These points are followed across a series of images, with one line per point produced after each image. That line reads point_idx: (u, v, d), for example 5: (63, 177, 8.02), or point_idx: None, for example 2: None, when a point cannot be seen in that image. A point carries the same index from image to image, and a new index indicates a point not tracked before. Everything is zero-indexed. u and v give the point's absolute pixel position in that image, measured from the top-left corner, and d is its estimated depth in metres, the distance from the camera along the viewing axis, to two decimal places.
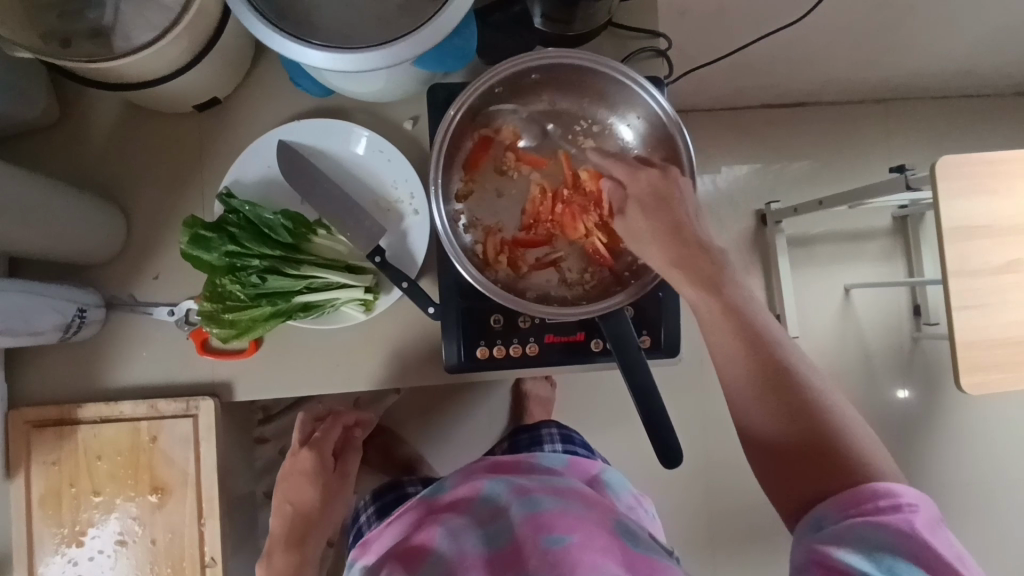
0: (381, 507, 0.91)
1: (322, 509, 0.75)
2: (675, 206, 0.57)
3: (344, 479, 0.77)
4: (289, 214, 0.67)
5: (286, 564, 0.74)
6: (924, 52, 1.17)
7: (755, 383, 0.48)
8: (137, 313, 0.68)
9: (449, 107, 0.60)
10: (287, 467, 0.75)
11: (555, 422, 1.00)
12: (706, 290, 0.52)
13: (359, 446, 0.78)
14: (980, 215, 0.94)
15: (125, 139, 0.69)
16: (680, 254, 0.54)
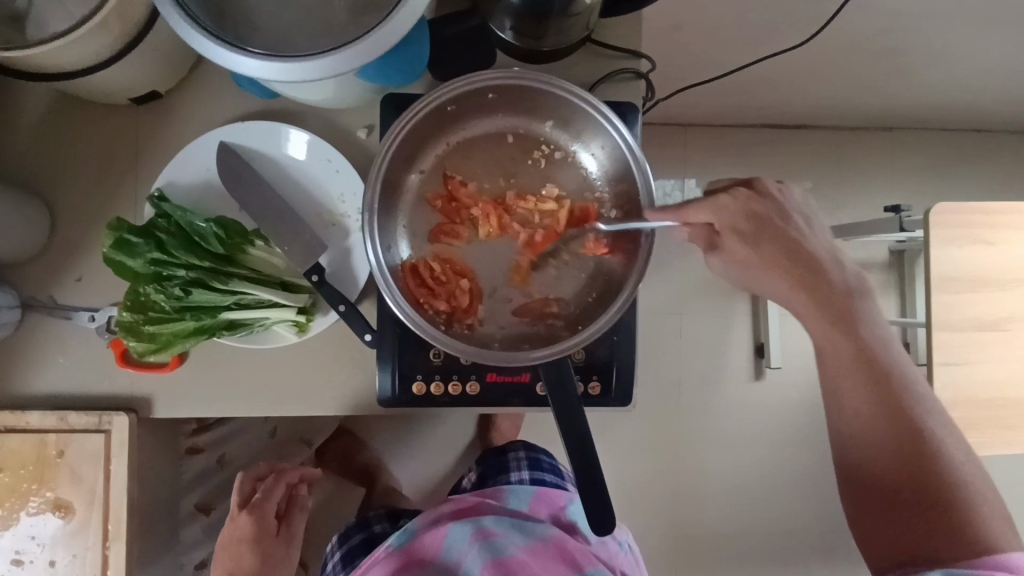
0: (348, 552, 0.85)
1: (264, 571, 0.79)
2: (775, 228, 0.60)
3: (289, 540, 0.81)
4: (222, 222, 0.63)
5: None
6: (934, 85, 1.11)
7: (874, 412, 0.55)
8: (54, 317, 0.63)
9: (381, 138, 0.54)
10: (225, 534, 0.78)
11: (525, 445, 0.93)
12: (803, 292, 0.59)
13: (304, 505, 0.83)
14: (973, 267, 0.89)
15: (55, 128, 0.64)
16: (780, 261, 0.59)
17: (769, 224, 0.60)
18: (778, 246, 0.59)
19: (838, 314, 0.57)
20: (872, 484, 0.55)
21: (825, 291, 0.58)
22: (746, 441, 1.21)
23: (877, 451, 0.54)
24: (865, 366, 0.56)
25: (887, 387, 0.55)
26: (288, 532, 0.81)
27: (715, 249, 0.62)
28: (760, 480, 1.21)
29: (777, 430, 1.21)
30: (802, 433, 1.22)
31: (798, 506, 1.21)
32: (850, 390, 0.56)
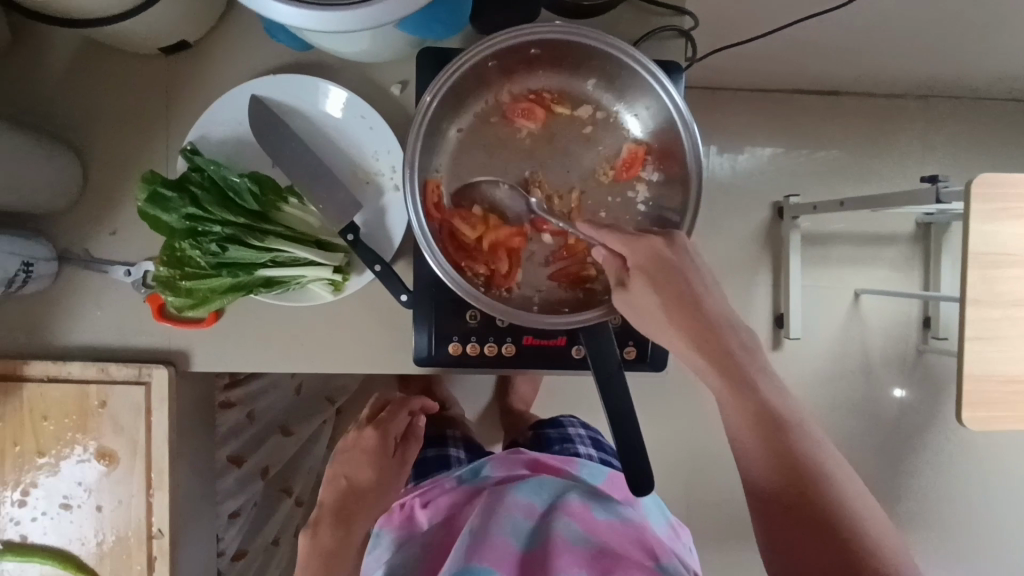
0: (420, 462, 0.91)
1: (376, 490, 0.78)
2: (681, 279, 0.52)
3: (401, 466, 0.80)
4: (256, 178, 0.62)
5: (332, 537, 0.75)
6: (982, 50, 1.06)
7: (765, 446, 0.49)
8: (91, 270, 0.64)
9: (424, 93, 0.53)
10: (349, 440, 0.80)
11: (582, 421, 0.99)
12: (714, 371, 0.50)
13: (419, 436, 0.82)
14: (1014, 242, 0.86)
15: (82, 77, 0.62)
16: (674, 314, 0.51)
17: (664, 273, 0.52)
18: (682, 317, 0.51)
19: (725, 358, 0.50)
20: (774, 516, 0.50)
21: (727, 360, 0.50)
22: None
23: (768, 491, 0.50)
24: (756, 407, 0.50)
25: (774, 425, 0.50)
26: (402, 456, 0.80)
27: (620, 288, 0.53)
28: None
29: None
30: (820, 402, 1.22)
31: None
32: (741, 438, 0.50)
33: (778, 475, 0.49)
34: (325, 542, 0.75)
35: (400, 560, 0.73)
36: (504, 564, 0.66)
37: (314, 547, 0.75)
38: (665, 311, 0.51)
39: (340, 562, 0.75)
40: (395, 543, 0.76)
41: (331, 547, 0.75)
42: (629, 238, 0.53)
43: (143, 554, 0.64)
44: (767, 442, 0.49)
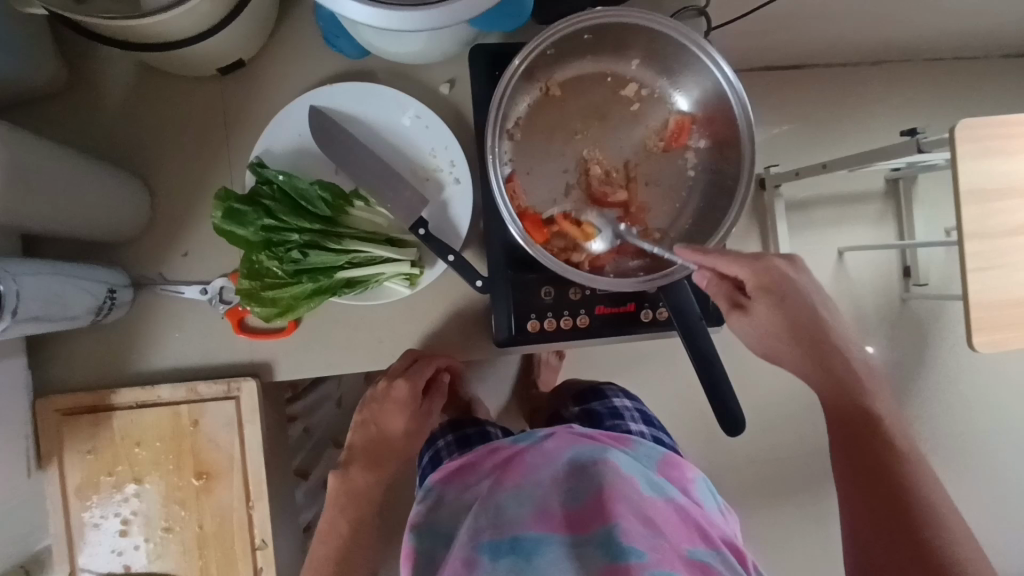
0: (461, 436, 0.89)
1: (404, 440, 0.74)
2: (795, 300, 0.59)
3: (427, 416, 0.76)
4: (325, 184, 0.64)
5: (363, 480, 0.73)
6: (934, 13, 1.17)
7: (857, 448, 0.56)
8: (167, 294, 0.64)
9: (515, 56, 0.57)
10: (381, 389, 0.70)
11: (628, 393, 0.95)
12: (798, 351, 0.59)
13: (442, 391, 0.77)
14: (996, 177, 0.95)
15: (142, 106, 0.64)
16: (791, 319, 0.58)
17: (784, 291, 0.59)
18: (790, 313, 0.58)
19: (819, 350, 0.58)
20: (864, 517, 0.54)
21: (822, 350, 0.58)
22: None
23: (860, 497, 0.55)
24: (853, 417, 0.57)
25: (866, 423, 0.56)
26: (428, 407, 0.76)
27: (739, 310, 0.60)
28: None
29: None
30: None
31: None
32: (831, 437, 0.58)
33: (861, 461, 0.55)
34: (356, 484, 0.72)
35: (443, 516, 0.65)
36: (554, 523, 0.60)
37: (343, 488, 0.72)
38: (770, 302, 0.59)
39: (368, 508, 0.73)
40: (440, 493, 0.69)
41: (362, 492, 0.72)
42: (754, 265, 0.59)
43: (249, 566, 0.65)
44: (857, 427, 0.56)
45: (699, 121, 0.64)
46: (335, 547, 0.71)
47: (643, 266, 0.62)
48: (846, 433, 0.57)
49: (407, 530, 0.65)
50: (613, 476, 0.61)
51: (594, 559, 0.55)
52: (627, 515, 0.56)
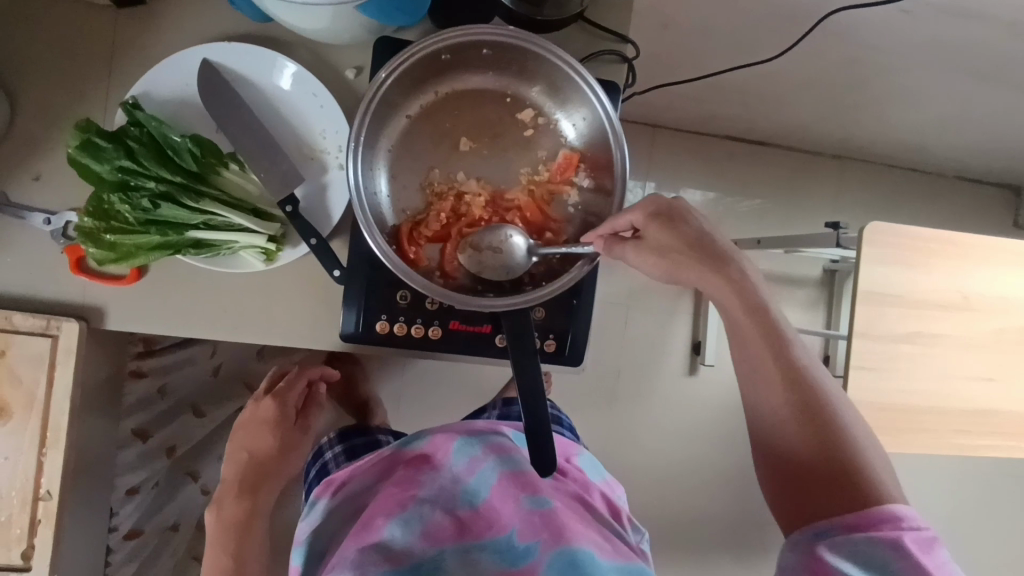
0: (351, 448, 0.81)
1: (279, 458, 0.81)
2: (688, 220, 0.59)
3: (303, 433, 0.84)
4: (198, 139, 0.62)
5: (237, 509, 0.78)
6: (885, 119, 1.20)
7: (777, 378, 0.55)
8: (3, 214, 0.61)
9: (381, 68, 0.57)
10: (246, 415, 0.81)
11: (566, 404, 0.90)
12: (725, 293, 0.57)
13: (321, 402, 0.85)
14: (897, 285, 0.97)
15: (23, 20, 0.62)
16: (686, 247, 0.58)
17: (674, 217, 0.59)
18: (705, 258, 0.58)
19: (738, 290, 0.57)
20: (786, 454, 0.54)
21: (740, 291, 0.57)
22: (676, 435, 1.26)
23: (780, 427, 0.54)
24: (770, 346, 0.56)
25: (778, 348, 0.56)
26: (304, 424, 0.84)
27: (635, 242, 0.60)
28: (686, 471, 1.26)
29: (705, 423, 1.27)
30: (725, 429, 1.27)
31: (712, 501, 1.27)
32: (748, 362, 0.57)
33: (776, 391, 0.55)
34: (232, 514, 0.78)
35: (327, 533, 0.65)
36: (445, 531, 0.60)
37: (220, 521, 0.78)
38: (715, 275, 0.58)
39: (247, 530, 0.79)
40: (328, 509, 0.67)
41: (236, 519, 0.78)
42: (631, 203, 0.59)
43: (26, 516, 0.61)
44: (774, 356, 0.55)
45: (583, 160, 0.65)
46: (219, 567, 0.77)
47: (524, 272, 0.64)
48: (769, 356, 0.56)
49: (293, 548, 0.65)
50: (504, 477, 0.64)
51: (488, 564, 0.57)
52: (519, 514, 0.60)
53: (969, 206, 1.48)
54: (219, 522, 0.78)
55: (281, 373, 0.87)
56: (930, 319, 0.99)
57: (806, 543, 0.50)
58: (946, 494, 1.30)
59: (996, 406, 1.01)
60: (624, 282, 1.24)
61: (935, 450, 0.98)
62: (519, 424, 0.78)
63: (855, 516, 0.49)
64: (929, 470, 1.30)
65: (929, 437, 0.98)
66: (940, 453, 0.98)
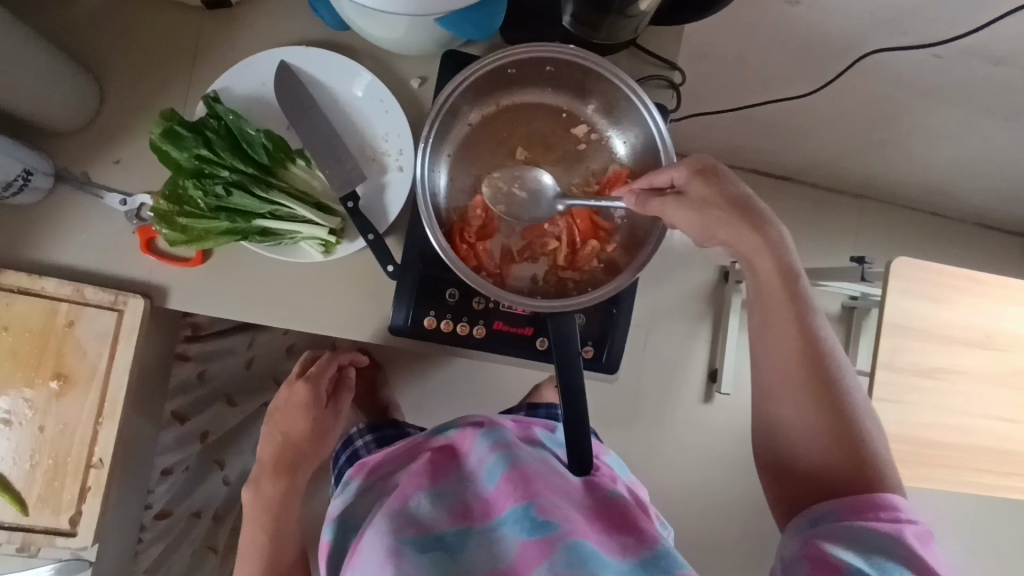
0: (381, 437, 0.86)
1: (312, 439, 0.84)
2: (727, 187, 0.58)
3: (335, 415, 0.87)
4: (271, 135, 0.65)
5: (275, 488, 0.82)
6: (912, 160, 1.22)
7: (806, 381, 0.59)
8: (84, 193, 0.65)
9: (459, 73, 0.61)
10: (280, 399, 0.83)
11: None
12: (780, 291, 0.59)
13: (350, 386, 0.90)
14: (919, 319, 0.98)
15: (119, 15, 0.66)
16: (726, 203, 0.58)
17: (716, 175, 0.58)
18: (737, 222, 0.58)
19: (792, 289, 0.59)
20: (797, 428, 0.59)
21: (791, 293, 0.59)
22: (690, 459, 1.26)
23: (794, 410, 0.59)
24: (804, 351, 0.59)
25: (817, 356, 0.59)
26: (335, 407, 0.87)
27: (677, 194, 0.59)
28: (698, 495, 1.26)
29: (718, 451, 1.27)
30: (738, 458, 1.27)
31: (721, 528, 1.27)
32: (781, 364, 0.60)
33: (810, 415, 0.59)
34: (270, 493, 0.82)
35: (356, 508, 0.68)
36: (470, 513, 0.62)
37: (259, 500, 0.82)
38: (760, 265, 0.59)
39: (284, 509, 0.83)
40: (359, 489, 0.70)
41: (275, 499, 0.82)
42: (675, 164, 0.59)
43: (76, 484, 0.63)
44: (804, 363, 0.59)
45: (631, 175, 0.69)
46: (261, 544, 0.82)
47: (566, 280, 0.67)
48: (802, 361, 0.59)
49: (324, 524, 0.68)
50: (528, 460, 0.65)
51: (509, 538, 0.57)
52: (545, 493, 0.60)
53: (996, 252, 1.46)
54: (257, 502, 0.82)
55: (311, 356, 0.90)
56: (953, 354, 1.00)
57: (804, 528, 0.55)
58: (959, 536, 1.29)
59: (1016, 445, 1.01)
60: (645, 303, 1.26)
61: (954, 486, 0.98)
62: (550, 424, 0.80)
63: (857, 504, 0.54)
64: (942, 510, 1.29)
65: (949, 471, 0.98)
66: (958, 488, 0.98)
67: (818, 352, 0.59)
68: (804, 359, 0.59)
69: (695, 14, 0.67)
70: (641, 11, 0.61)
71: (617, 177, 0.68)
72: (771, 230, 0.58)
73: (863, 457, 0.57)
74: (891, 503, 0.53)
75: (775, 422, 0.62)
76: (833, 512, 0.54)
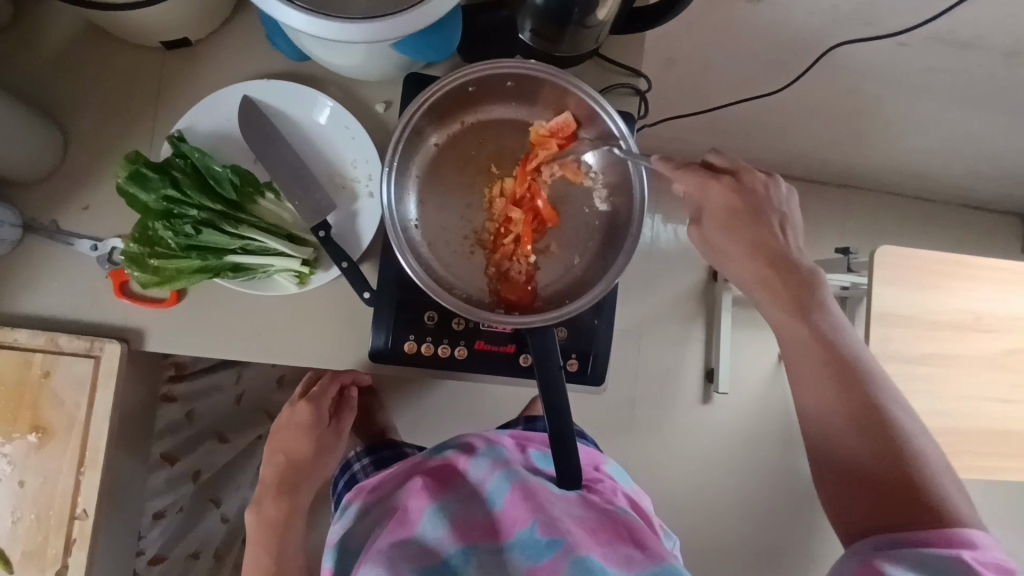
0: (378, 459, 0.85)
1: (313, 459, 0.83)
2: (760, 221, 0.66)
3: (337, 435, 0.86)
4: (237, 170, 0.65)
5: (277, 510, 0.81)
6: (889, 147, 1.22)
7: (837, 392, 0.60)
8: (53, 241, 0.64)
9: (418, 94, 0.61)
10: (282, 418, 0.84)
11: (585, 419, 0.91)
12: (766, 285, 0.65)
13: (352, 406, 0.87)
14: (907, 307, 0.98)
15: (79, 61, 0.67)
16: (756, 239, 0.65)
17: (752, 195, 0.66)
18: (762, 259, 0.65)
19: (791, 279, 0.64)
20: (835, 434, 0.60)
21: (796, 283, 0.64)
22: (693, 463, 1.25)
23: (842, 431, 0.60)
24: (826, 353, 0.62)
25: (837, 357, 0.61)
26: (337, 426, 0.86)
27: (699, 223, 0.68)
28: (702, 497, 1.25)
29: (718, 452, 1.26)
30: (740, 457, 1.26)
31: (727, 530, 1.25)
32: (816, 381, 0.62)
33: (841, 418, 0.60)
34: (271, 514, 0.81)
35: (357, 531, 0.66)
36: (471, 532, 0.61)
37: (260, 522, 0.81)
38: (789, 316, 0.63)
39: (286, 531, 0.82)
40: (357, 511, 0.69)
41: (277, 521, 0.81)
42: (700, 184, 0.66)
43: (61, 537, 0.62)
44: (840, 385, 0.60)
45: (602, 183, 0.68)
46: (262, 567, 0.80)
47: (542, 295, 0.67)
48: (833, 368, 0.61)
49: (325, 551, 0.66)
50: (531, 477, 0.65)
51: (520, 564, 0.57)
52: (550, 510, 0.59)
53: (981, 233, 1.46)
54: (260, 523, 0.81)
55: (314, 375, 0.89)
56: (944, 340, 0.99)
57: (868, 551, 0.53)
58: None
59: (1015, 426, 1.00)
60: (634, 308, 1.25)
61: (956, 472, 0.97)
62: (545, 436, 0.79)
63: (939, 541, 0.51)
64: None
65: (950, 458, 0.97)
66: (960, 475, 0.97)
67: (859, 381, 0.60)
68: (857, 399, 0.60)
69: (653, 22, 0.66)
70: (599, 20, 0.62)
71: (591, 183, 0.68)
72: (813, 299, 0.63)
73: (894, 463, 0.57)
74: (966, 539, 0.51)
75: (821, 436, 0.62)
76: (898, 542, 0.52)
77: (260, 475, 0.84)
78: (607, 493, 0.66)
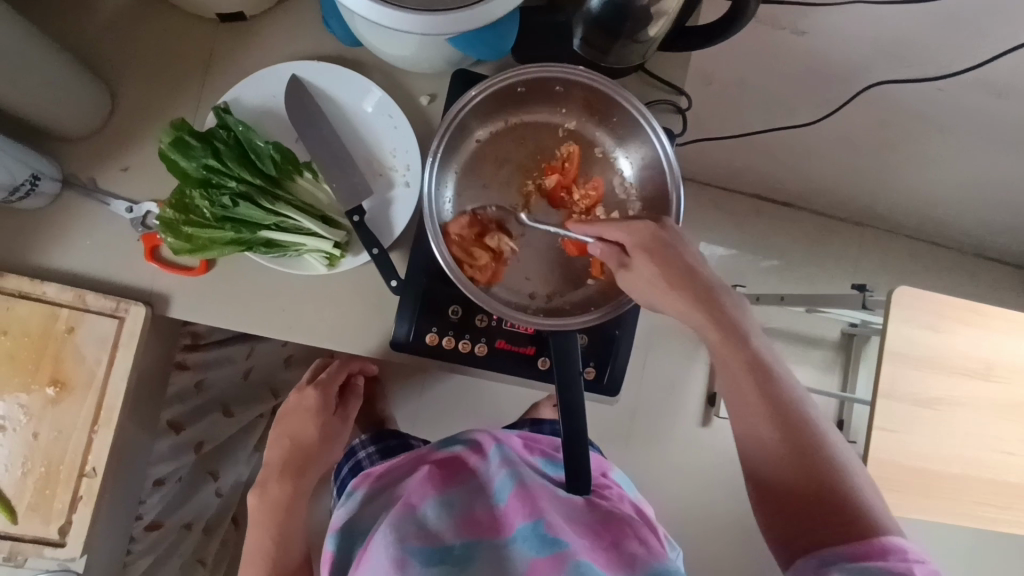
0: (385, 448, 0.86)
1: (320, 446, 0.83)
2: (681, 257, 0.58)
3: (342, 422, 0.87)
4: (279, 147, 0.65)
5: (281, 492, 0.80)
6: (912, 189, 1.22)
7: (763, 408, 0.54)
8: (89, 199, 0.65)
9: (470, 89, 0.62)
10: (290, 403, 0.84)
11: None
12: (699, 306, 0.56)
13: (358, 394, 0.90)
14: (920, 349, 0.98)
15: (132, 23, 0.67)
16: (672, 281, 0.56)
17: (666, 251, 0.58)
18: (692, 291, 0.57)
19: (703, 290, 0.57)
20: (760, 478, 0.55)
21: (702, 290, 0.57)
22: (688, 484, 1.25)
23: (772, 461, 0.54)
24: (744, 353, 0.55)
25: (760, 365, 0.55)
26: (342, 414, 0.87)
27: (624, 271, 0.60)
28: (694, 518, 1.25)
29: (713, 476, 1.25)
30: (734, 482, 1.26)
31: (715, 552, 1.25)
32: (732, 387, 0.56)
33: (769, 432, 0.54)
34: (275, 496, 0.79)
35: (360, 516, 0.66)
36: (474, 526, 0.60)
37: (264, 502, 0.79)
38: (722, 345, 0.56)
39: (289, 514, 0.79)
40: (363, 497, 0.69)
41: (280, 503, 0.79)
42: (629, 227, 0.60)
43: (68, 493, 0.63)
44: (756, 386, 0.55)
45: (636, 197, 0.70)
46: (264, 551, 0.77)
47: (564, 300, 0.68)
48: (745, 365, 0.55)
49: (327, 533, 0.66)
50: (539, 479, 0.65)
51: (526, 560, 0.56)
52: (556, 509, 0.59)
53: (993, 284, 1.46)
54: (263, 505, 0.79)
55: (322, 364, 0.91)
56: (952, 385, 0.99)
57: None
58: (952, 568, 1.28)
59: (1014, 478, 1.00)
60: (644, 324, 1.25)
61: (954, 518, 0.97)
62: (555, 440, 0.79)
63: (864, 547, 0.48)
64: (939, 542, 1.28)
65: (948, 504, 0.97)
66: (958, 521, 0.97)
67: (773, 383, 0.55)
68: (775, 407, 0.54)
69: (703, 43, 0.67)
70: (650, 36, 0.62)
71: (614, 197, 0.70)
72: (718, 296, 0.57)
73: (812, 456, 0.53)
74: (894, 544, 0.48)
75: (742, 447, 0.56)
76: (839, 555, 0.48)
77: (265, 457, 0.83)
78: (613, 498, 0.66)
